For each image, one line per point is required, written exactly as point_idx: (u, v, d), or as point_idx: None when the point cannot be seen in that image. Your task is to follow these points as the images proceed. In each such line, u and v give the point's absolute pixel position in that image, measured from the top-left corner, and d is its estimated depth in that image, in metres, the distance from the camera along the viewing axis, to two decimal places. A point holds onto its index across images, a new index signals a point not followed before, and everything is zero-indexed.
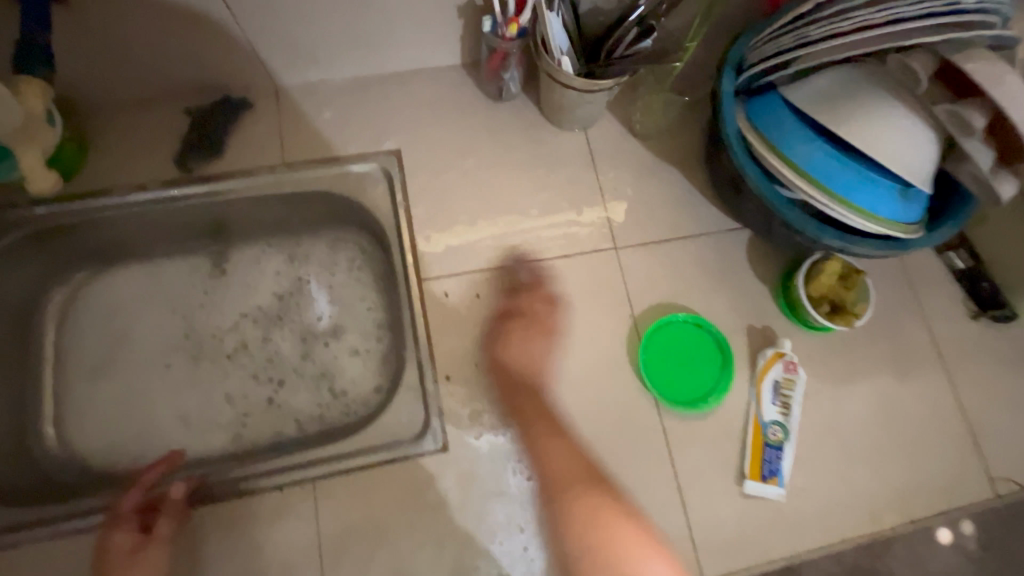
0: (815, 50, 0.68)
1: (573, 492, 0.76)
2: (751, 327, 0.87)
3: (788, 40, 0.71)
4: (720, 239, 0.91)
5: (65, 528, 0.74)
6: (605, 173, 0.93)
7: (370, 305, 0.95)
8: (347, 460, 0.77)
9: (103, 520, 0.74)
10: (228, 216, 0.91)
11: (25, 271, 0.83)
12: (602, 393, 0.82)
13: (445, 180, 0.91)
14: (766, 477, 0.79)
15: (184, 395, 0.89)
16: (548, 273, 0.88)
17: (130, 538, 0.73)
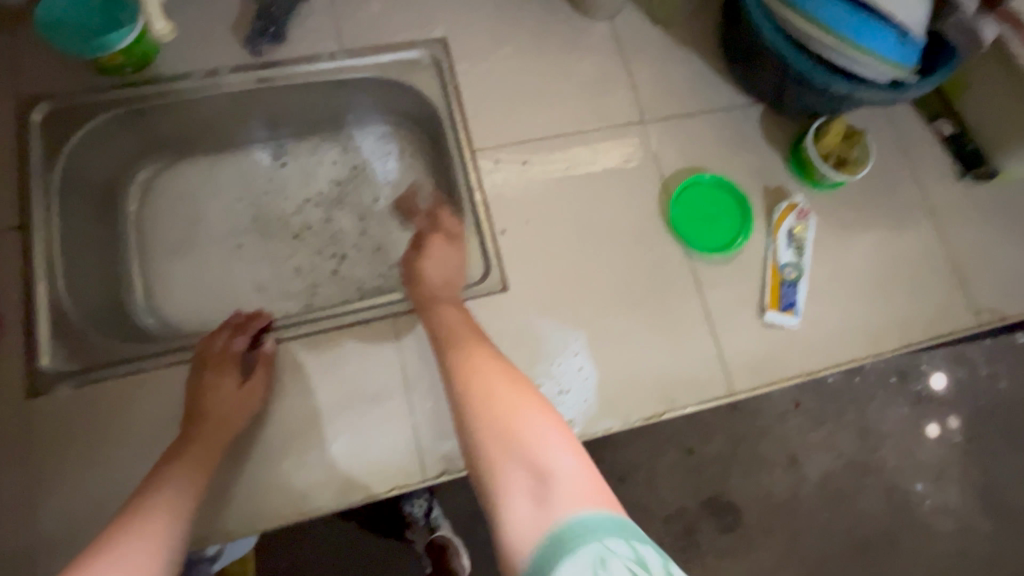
0: None
1: (462, 349, 0.71)
2: (766, 188, 0.97)
3: None
4: (736, 112, 1.01)
5: (134, 368, 0.78)
6: (630, 56, 1.02)
7: (421, 187, 1.05)
8: (418, 301, 0.86)
9: (164, 363, 0.79)
10: (286, 108, 0.99)
11: (114, 151, 0.92)
12: (638, 243, 0.93)
13: (487, 63, 0.99)
14: (783, 308, 0.91)
15: (258, 267, 0.97)
16: (584, 144, 0.97)
17: (234, 380, 0.77)
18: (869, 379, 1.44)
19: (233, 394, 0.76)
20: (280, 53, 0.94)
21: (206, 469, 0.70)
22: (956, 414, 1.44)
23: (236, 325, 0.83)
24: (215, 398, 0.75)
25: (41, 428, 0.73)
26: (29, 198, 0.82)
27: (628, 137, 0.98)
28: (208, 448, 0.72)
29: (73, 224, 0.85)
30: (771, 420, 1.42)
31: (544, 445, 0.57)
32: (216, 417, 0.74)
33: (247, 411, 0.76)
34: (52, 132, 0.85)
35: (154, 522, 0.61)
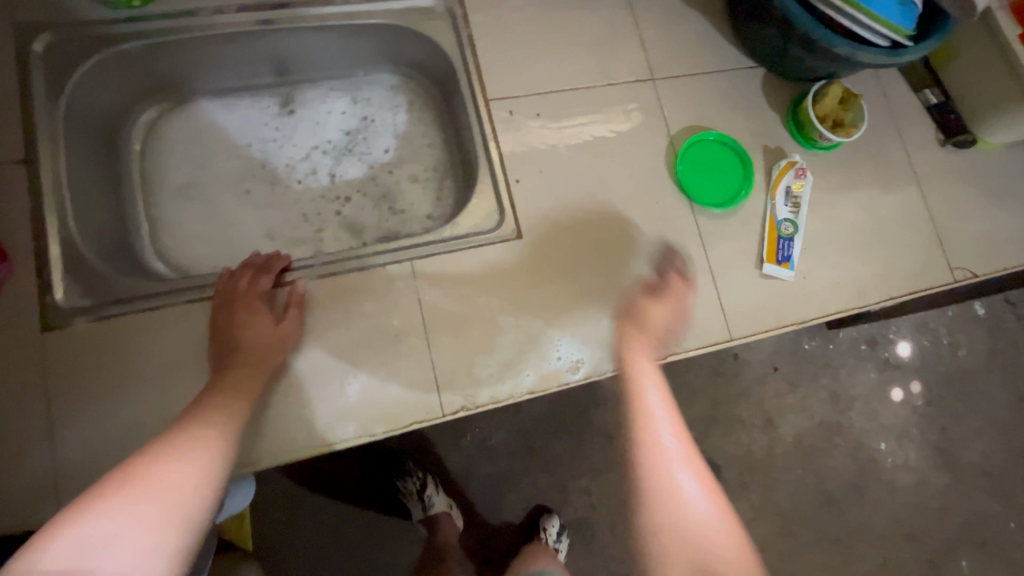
0: None
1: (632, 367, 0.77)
2: (765, 147, 1.02)
3: None
4: (739, 74, 1.04)
5: (156, 304, 0.78)
6: (640, 15, 1.04)
7: (430, 140, 1.06)
8: (432, 248, 0.88)
9: (184, 300, 0.80)
10: (295, 53, 0.98)
11: (116, 88, 0.90)
12: (646, 197, 0.96)
13: (500, 14, 0.99)
14: (779, 262, 0.96)
15: (266, 213, 0.97)
16: (595, 98, 0.99)
17: (269, 316, 0.79)
18: (842, 346, 1.54)
19: (267, 329, 0.78)
20: None
21: (247, 393, 0.72)
22: (919, 379, 1.54)
23: (258, 266, 0.84)
24: (249, 331, 0.77)
25: (57, 364, 0.74)
26: (32, 131, 0.79)
27: (631, 102, 1.00)
28: (252, 377, 0.74)
29: (78, 160, 0.83)
30: (752, 382, 1.49)
31: (696, 500, 0.64)
32: (253, 348, 0.76)
33: (283, 346, 0.78)
34: (51, 64, 0.83)
35: (205, 435, 0.63)
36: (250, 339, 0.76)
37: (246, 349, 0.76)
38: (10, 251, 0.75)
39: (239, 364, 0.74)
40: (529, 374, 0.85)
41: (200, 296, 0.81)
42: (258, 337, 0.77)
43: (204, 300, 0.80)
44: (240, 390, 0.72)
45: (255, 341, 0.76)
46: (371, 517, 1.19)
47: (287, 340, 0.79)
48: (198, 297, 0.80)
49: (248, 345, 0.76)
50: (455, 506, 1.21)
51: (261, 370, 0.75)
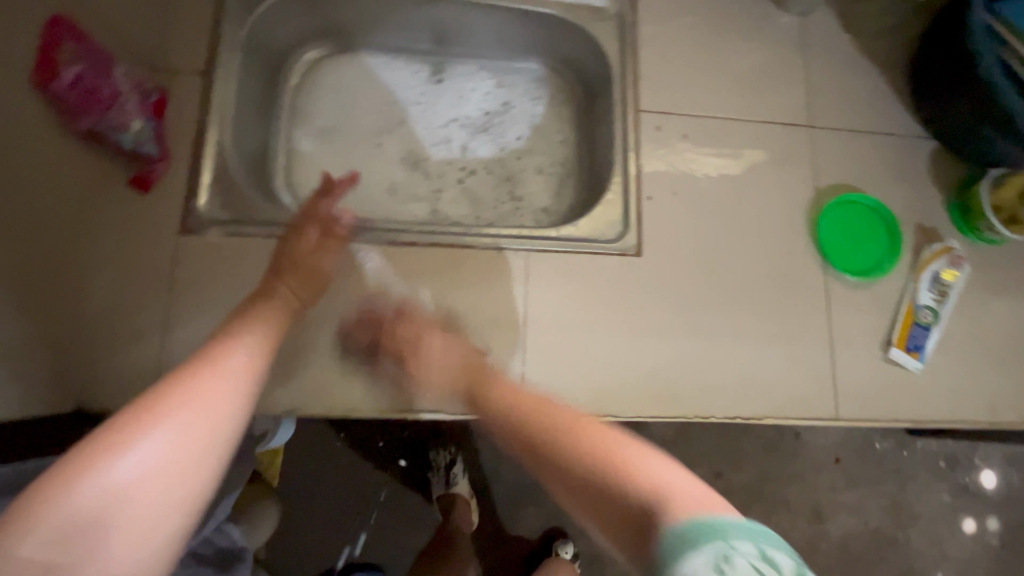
0: None
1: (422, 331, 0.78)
2: (920, 226, 0.93)
3: None
4: (907, 142, 0.97)
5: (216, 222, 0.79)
6: (813, 58, 0.98)
7: (562, 137, 1.05)
8: (549, 244, 0.86)
9: (303, 234, 0.82)
10: (460, 26, 0.99)
11: (293, 25, 0.95)
12: (779, 245, 0.90)
13: (669, 28, 0.96)
14: (909, 350, 0.88)
15: (393, 171, 0.98)
16: (745, 131, 0.94)
17: (315, 238, 0.79)
18: (916, 457, 1.38)
19: (306, 251, 0.78)
20: None
21: (289, 311, 0.69)
22: (999, 516, 1.36)
23: (326, 184, 0.84)
24: (295, 252, 0.77)
25: (187, 265, 0.77)
26: (218, 47, 0.84)
27: (757, 152, 0.93)
28: (288, 294, 0.71)
29: (245, 82, 0.88)
30: (806, 467, 1.35)
31: (622, 441, 0.51)
32: (296, 269, 0.75)
33: (321, 277, 0.77)
34: None
35: (228, 374, 0.52)
36: (292, 261, 0.76)
37: (286, 266, 0.75)
38: (170, 149, 0.80)
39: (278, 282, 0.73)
40: (614, 397, 0.81)
41: (317, 234, 0.82)
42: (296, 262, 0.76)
43: (320, 240, 0.82)
44: (276, 300, 0.69)
45: (295, 262, 0.76)
46: (399, 490, 1.17)
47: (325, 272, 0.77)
48: (315, 236, 0.82)
49: (287, 265, 0.75)
50: (474, 494, 1.17)
51: (298, 293, 0.73)
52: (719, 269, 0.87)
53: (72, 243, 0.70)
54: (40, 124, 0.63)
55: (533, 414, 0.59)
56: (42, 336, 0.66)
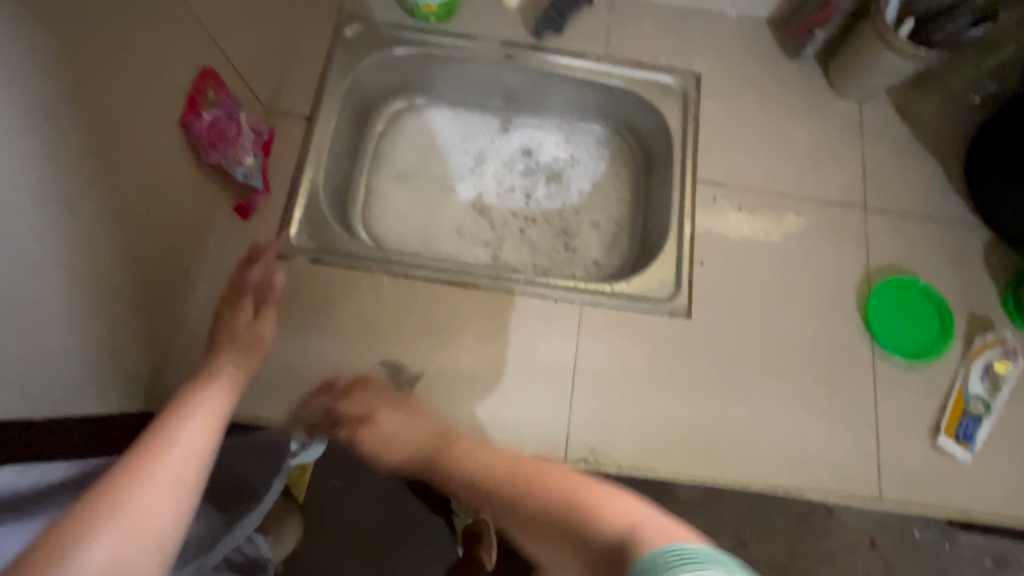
0: None
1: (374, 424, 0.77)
2: (972, 314, 0.94)
3: None
4: (961, 230, 0.98)
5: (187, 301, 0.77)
6: (869, 144, 1.02)
7: (619, 196, 1.10)
8: (603, 298, 0.90)
9: (380, 267, 0.89)
10: (533, 89, 1.08)
11: (385, 80, 1.05)
12: (828, 320, 0.91)
13: (730, 106, 1.02)
14: (959, 439, 0.87)
15: (462, 216, 1.07)
16: (798, 207, 0.97)
17: (247, 310, 0.73)
18: None
19: (241, 323, 0.72)
20: (558, 42, 1.02)
21: (242, 377, 0.65)
22: None
23: (247, 256, 0.81)
24: (237, 318, 0.72)
25: None
26: (321, 97, 0.95)
27: (809, 219, 0.97)
28: (239, 361, 0.67)
29: (340, 127, 0.98)
30: None
31: (603, 494, 0.49)
32: (231, 340, 0.70)
33: (261, 344, 0.71)
34: (353, 49, 0.99)
35: (174, 457, 0.47)
36: (236, 330, 0.71)
37: (230, 337, 0.70)
38: (272, 183, 0.90)
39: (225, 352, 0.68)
40: (655, 453, 0.83)
41: (392, 269, 0.89)
42: (235, 328, 0.71)
43: (393, 275, 0.89)
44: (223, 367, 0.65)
45: (237, 328, 0.71)
46: None
47: (261, 339, 0.72)
48: (389, 270, 0.89)
49: (228, 335, 0.71)
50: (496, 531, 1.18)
51: (250, 358, 0.69)
52: (766, 338, 0.90)
53: (184, 261, 0.79)
54: (175, 159, 0.73)
55: (511, 469, 0.57)
56: (150, 342, 0.74)
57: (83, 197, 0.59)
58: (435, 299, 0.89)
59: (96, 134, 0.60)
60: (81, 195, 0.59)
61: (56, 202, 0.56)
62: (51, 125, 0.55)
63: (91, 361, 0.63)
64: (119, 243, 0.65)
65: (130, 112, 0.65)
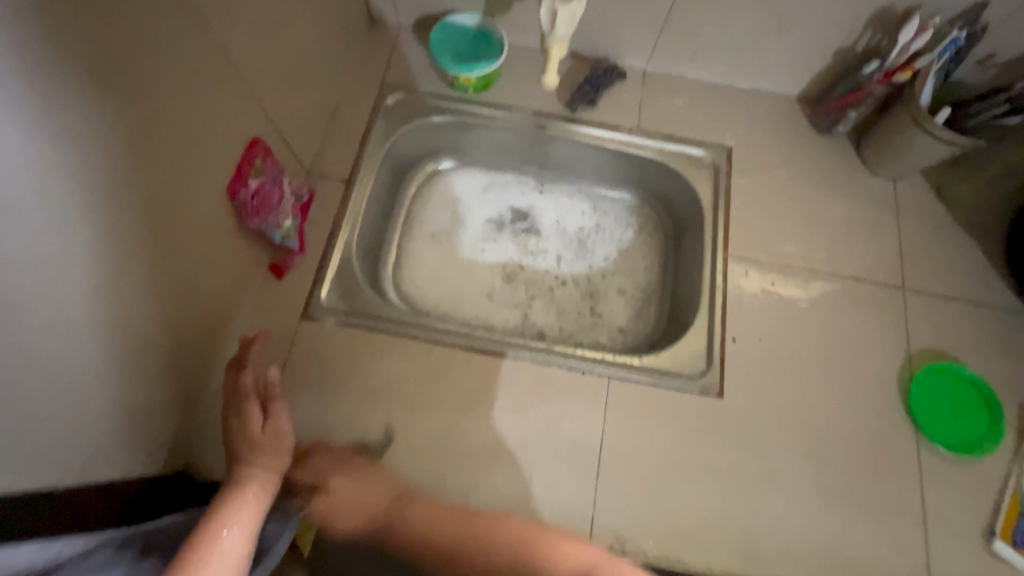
0: None
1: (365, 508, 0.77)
2: (1023, 405, 0.89)
3: None
4: (1006, 316, 0.95)
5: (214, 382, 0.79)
6: (905, 223, 1.01)
7: (648, 264, 1.10)
8: (631, 372, 0.88)
9: (409, 331, 0.90)
10: (565, 156, 1.10)
11: (422, 144, 1.09)
12: (867, 407, 0.88)
13: (761, 181, 1.03)
14: (1016, 545, 0.80)
15: (491, 277, 1.07)
16: (834, 285, 0.95)
17: (257, 414, 0.73)
18: None
19: (256, 430, 0.72)
20: (591, 115, 1.05)
21: (269, 494, 0.70)
22: None
23: (235, 359, 0.77)
24: (251, 426, 0.72)
25: (303, 348, 0.86)
26: (360, 162, 0.98)
27: (845, 298, 0.95)
28: (263, 478, 0.70)
29: (376, 191, 1.00)
30: None
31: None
32: (253, 451, 0.71)
33: (280, 447, 0.73)
34: (393, 117, 1.03)
35: None
36: (252, 439, 0.72)
37: (247, 447, 0.71)
38: (307, 244, 0.91)
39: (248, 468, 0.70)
40: (684, 545, 0.78)
41: (420, 334, 0.90)
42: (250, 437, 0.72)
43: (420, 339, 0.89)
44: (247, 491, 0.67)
45: (254, 433, 0.72)
46: None
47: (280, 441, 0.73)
48: (417, 334, 0.90)
49: (248, 443, 0.72)
50: None
51: (275, 469, 0.72)
52: (801, 423, 0.86)
53: (218, 321, 0.79)
54: (221, 225, 0.75)
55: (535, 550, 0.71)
56: (178, 402, 0.74)
57: (132, 266, 0.61)
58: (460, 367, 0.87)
59: (150, 207, 0.62)
60: (135, 266, 0.61)
61: (111, 275, 0.58)
62: (117, 201, 0.57)
63: (121, 424, 0.63)
64: (161, 308, 0.66)
65: (188, 184, 0.67)
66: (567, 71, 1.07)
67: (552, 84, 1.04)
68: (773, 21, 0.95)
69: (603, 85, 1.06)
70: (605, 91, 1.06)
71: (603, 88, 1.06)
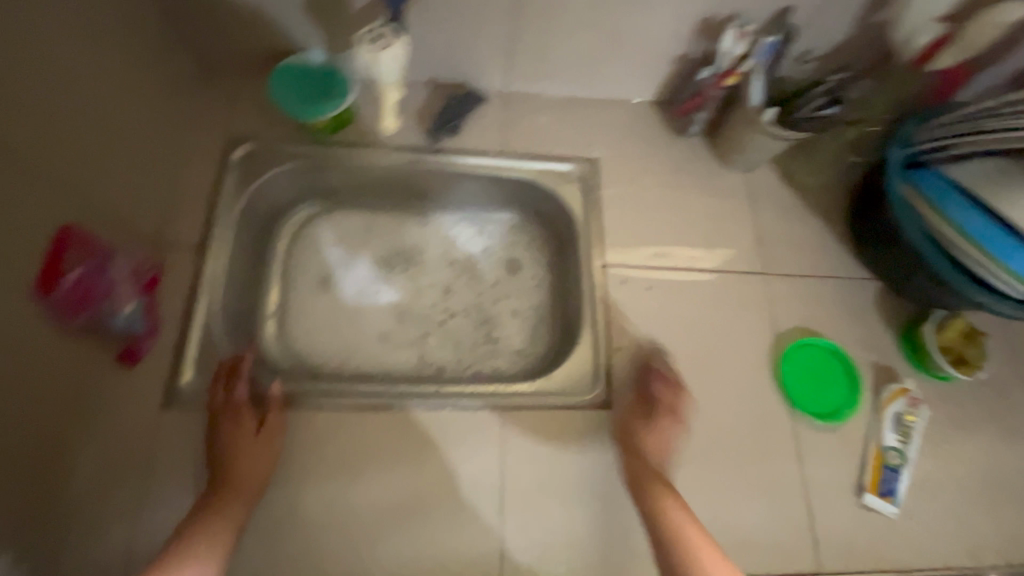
0: (968, 141, 0.87)
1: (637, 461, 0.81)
2: (876, 364, 0.99)
3: (940, 134, 0.91)
4: (854, 284, 1.04)
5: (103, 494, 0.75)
6: (761, 211, 1.08)
7: (538, 281, 1.10)
8: (527, 400, 0.89)
9: (308, 394, 0.87)
10: (439, 187, 1.07)
11: (284, 194, 1.02)
12: (746, 392, 0.94)
13: (629, 188, 1.06)
14: (882, 494, 0.89)
15: (381, 320, 1.03)
16: (705, 280, 1.01)
17: (252, 424, 0.80)
18: None
19: (250, 437, 0.79)
20: (457, 143, 1.04)
21: (247, 507, 0.74)
22: None
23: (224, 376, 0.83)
24: (245, 433, 0.79)
25: (168, 437, 0.80)
26: (212, 224, 0.91)
27: (717, 290, 1.01)
28: (242, 492, 0.75)
29: (238, 250, 0.94)
30: None
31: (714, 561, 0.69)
32: (240, 461, 0.77)
33: (268, 456, 0.79)
34: (245, 171, 0.96)
35: None
36: (241, 448, 0.78)
37: (228, 463, 0.77)
38: (160, 323, 0.84)
39: (229, 484, 0.75)
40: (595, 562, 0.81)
41: (324, 392, 0.87)
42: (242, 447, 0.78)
43: (312, 408, 0.86)
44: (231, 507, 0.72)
45: (247, 440, 0.79)
46: None
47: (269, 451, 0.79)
48: (320, 393, 0.87)
49: (235, 455, 0.77)
50: None
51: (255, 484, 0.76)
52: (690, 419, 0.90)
53: (64, 430, 0.71)
54: (41, 328, 0.67)
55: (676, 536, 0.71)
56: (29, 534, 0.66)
57: None
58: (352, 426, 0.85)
59: None
60: None
61: None
62: None
63: None
64: None
65: None
66: (427, 101, 1.06)
67: (391, 130, 1.03)
68: (611, 35, 0.98)
69: (463, 112, 1.05)
70: (467, 116, 1.06)
71: (465, 115, 1.05)
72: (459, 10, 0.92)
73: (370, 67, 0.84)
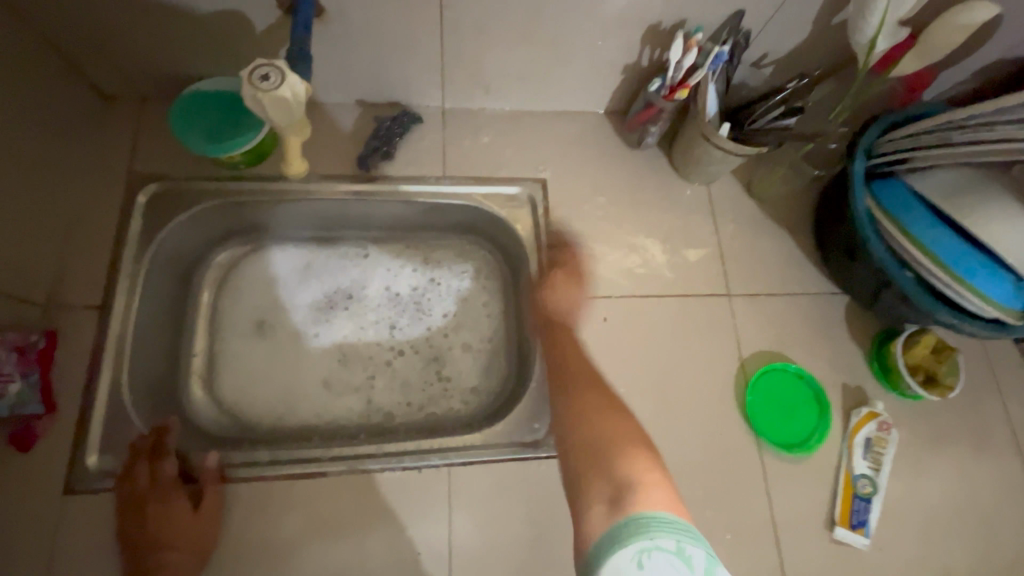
0: (936, 153, 0.82)
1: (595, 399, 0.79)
2: (845, 385, 0.94)
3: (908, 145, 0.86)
4: (822, 301, 0.99)
5: None
6: (723, 227, 1.02)
7: (490, 310, 1.02)
8: (477, 453, 0.82)
9: (235, 465, 0.78)
10: (377, 214, 0.98)
11: (202, 234, 0.92)
12: (711, 425, 0.88)
13: (581, 208, 0.99)
14: (853, 526, 0.85)
15: (319, 365, 0.94)
16: (664, 305, 0.95)
17: (185, 506, 0.72)
18: None
19: (186, 517, 0.72)
20: (391, 169, 0.96)
21: None
22: None
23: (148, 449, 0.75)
24: (178, 517, 0.72)
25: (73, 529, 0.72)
26: (117, 280, 0.82)
27: (677, 315, 0.95)
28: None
29: (151, 304, 0.85)
30: None
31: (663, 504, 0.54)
32: (170, 547, 0.70)
33: (206, 537, 0.73)
34: (154, 214, 0.87)
35: None
36: (174, 536, 0.71)
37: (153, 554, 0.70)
38: (61, 399, 0.76)
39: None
40: None
41: (252, 462, 0.78)
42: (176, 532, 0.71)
43: (244, 476, 0.77)
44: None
45: (182, 525, 0.72)
46: None
47: (207, 532, 0.73)
48: (248, 464, 0.78)
49: (164, 545, 0.70)
50: None
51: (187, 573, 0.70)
52: None
53: None
54: None
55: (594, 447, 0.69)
56: None
57: None
58: (283, 498, 0.77)
59: None
60: None
61: None
62: None
63: None
64: None
65: None
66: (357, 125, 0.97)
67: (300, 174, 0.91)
68: (550, 46, 0.90)
69: (397, 134, 0.96)
70: (402, 138, 0.97)
71: (399, 136, 0.96)
72: (379, 26, 0.83)
73: (262, 113, 0.72)
